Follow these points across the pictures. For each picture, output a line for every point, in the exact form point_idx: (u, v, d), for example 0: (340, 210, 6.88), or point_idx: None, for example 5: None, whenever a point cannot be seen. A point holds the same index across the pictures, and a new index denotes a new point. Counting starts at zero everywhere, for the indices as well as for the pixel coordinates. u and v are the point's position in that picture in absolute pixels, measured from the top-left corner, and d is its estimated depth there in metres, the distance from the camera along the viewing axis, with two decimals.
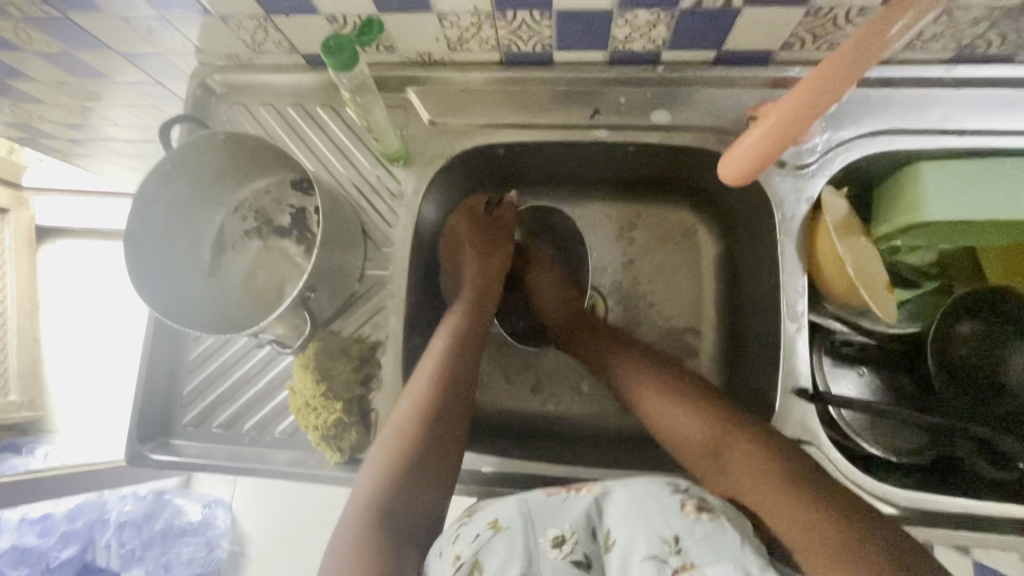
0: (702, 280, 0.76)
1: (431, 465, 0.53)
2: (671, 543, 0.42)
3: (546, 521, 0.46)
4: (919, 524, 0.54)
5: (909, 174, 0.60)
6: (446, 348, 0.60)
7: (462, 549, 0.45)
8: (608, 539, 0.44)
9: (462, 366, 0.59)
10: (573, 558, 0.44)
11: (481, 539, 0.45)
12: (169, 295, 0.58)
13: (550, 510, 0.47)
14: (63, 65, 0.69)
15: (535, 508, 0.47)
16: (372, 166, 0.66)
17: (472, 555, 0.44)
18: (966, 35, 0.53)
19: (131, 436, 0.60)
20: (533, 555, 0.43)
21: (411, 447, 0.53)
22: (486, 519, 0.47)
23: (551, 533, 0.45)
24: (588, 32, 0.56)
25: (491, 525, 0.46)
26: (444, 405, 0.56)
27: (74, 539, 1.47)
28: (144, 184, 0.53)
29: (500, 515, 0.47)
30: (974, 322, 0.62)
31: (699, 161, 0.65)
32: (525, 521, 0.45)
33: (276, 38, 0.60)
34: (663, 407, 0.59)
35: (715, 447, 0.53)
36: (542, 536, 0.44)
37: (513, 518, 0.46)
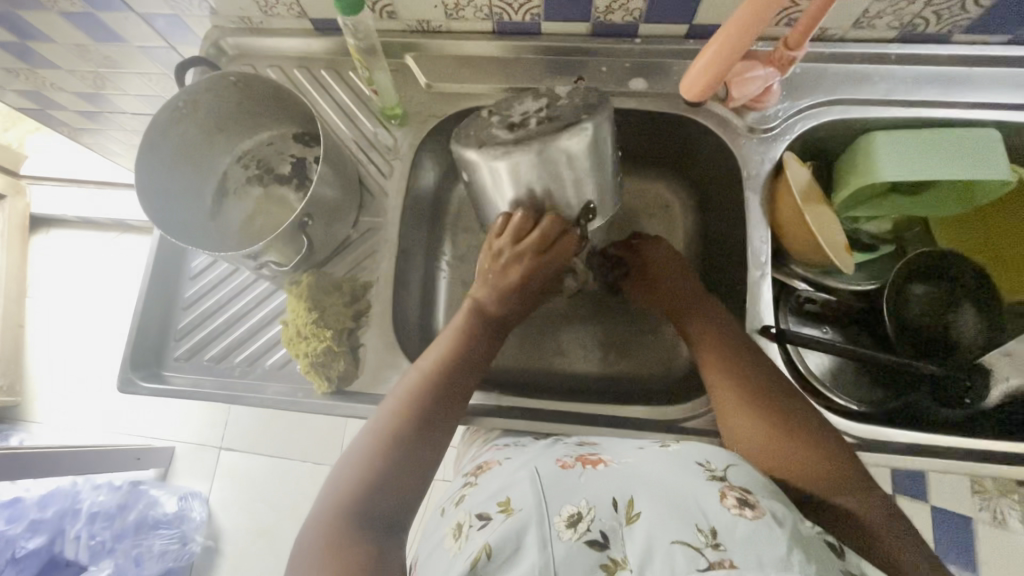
0: (680, 248, 0.79)
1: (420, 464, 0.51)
2: (707, 534, 0.41)
3: (562, 499, 0.45)
4: (877, 455, 0.57)
5: (863, 142, 0.66)
6: (447, 354, 0.59)
7: (469, 530, 0.45)
8: (632, 511, 0.44)
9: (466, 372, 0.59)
10: (589, 537, 0.42)
11: (492, 526, 0.43)
12: (170, 228, 0.62)
13: (564, 487, 0.46)
14: (84, 26, 0.74)
15: (550, 489, 0.46)
16: (371, 124, 0.70)
17: (481, 541, 0.42)
18: (905, 13, 0.60)
19: (125, 364, 0.62)
20: (548, 538, 0.42)
21: (403, 445, 0.51)
22: (498, 499, 0.46)
23: (564, 512, 0.44)
24: (572, 2, 0.62)
25: (503, 508, 0.45)
26: (450, 390, 0.57)
27: (43, 529, 1.42)
28: (156, 117, 0.57)
29: (512, 496, 0.46)
30: (927, 285, 0.68)
31: (674, 130, 0.71)
32: (539, 503, 0.44)
33: (288, 1, 0.66)
34: (724, 375, 0.56)
35: (757, 423, 0.52)
36: (556, 515, 0.43)
37: (526, 499, 0.45)
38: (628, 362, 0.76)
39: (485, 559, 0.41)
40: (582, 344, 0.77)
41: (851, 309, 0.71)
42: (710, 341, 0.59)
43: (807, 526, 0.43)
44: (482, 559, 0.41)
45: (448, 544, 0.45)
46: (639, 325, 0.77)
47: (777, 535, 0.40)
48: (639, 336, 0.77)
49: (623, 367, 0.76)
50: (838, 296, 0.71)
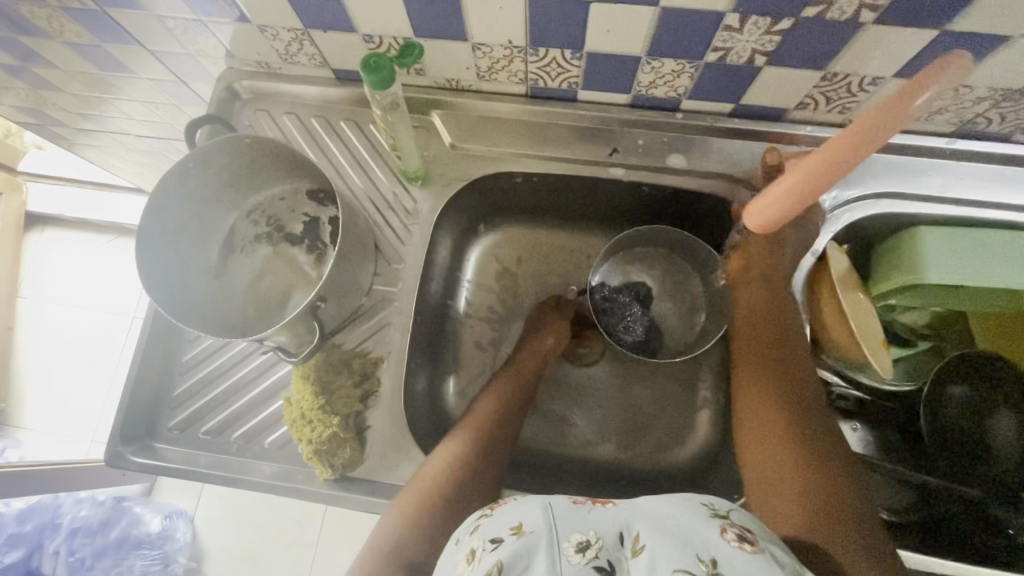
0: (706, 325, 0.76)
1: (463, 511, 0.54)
2: (708, 563, 0.37)
3: (572, 526, 0.40)
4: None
5: (909, 235, 0.62)
6: (488, 415, 0.62)
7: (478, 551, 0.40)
8: (638, 544, 0.39)
9: (511, 427, 0.63)
10: (598, 564, 0.37)
11: (504, 544, 0.39)
12: (170, 294, 0.58)
13: (573, 516, 0.41)
14: (89, 56, 0.70)
15: (562, 512, 0.41)
16: (390, 183, 0.67)
17: (492, 556, 0.38)
18: (968, 112, 0.56)
19: (115, 435, 0.58)
20: (556, 562, 0.37)
21: (447, 496, 0.54)
22: (509, 522, 0.41)
23: (573, 537, 0.39)
24: (614, 74, 0.58)
25: (513, 530, 0.40)
26: (502, 430, 0.61)
27: (21, 543, 1.38)
28: (162, 179, 0.53)
29: (523, 519, 0.41)
30: (966, 386, 0.65)
31: (709, 208, 0.68)
32: (548, 525, 0.40)
33: (310, 51, 0.62)
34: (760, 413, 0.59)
35: (780, 455, 0.55)
36: (564, 540, 0.39)
37: (538, 522, 0.40)
38: (645, 444, 0.72)
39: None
40: (596, 422, 0.73)
41: (884, 407, 0.69)
42: (757, 376, 0.61)
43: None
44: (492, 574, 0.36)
45: (461, 568, 0.40)
46: (656, 404, 0.74)
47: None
48: (656, 416, 0.73)
49: (638, 450, 0.72)
50: (872, 392, 0.69)
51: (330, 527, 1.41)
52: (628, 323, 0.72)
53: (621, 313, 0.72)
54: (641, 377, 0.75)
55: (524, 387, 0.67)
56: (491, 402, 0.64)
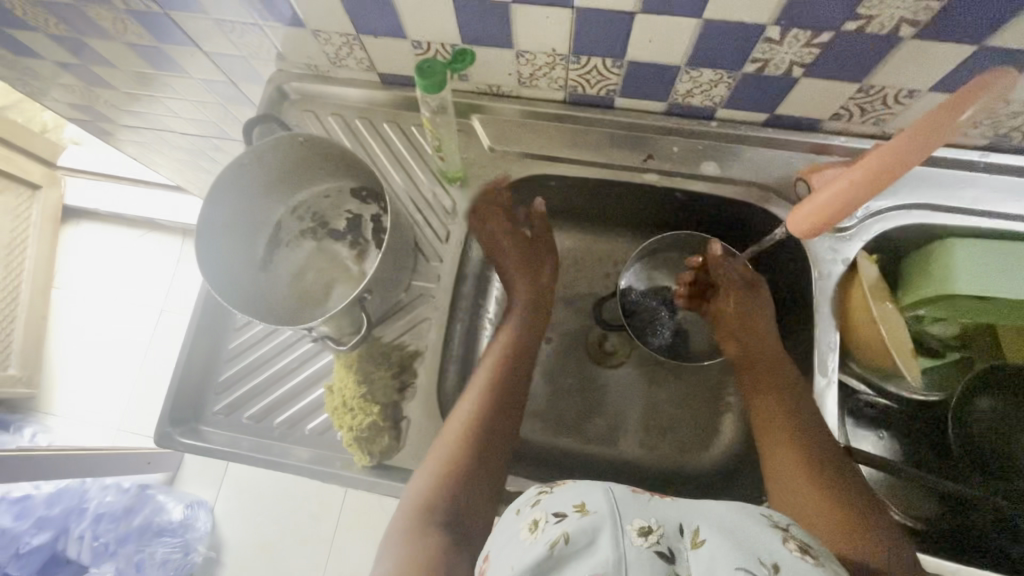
0: None
1: (481, 471, 0.54)
2: (768, 566, 0.37)
3: (634, 510, 0.41)
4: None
5: (941, 246, 0.63)
6: (497, 371, 0.61)
7: (544, 523, 0.41)
8: (697, 538, 0.40)
9: (520, 380, 0.62)
10: (659, 550, 0.38)
11: (569, 519, 0.40)
12: (222, 284, 0.60)
13: (637, 502, 0.42)
14: (147, 57, 0.73)
15: (626, 497, 0.42)
16: (430, 183, 0.69)
17: (558, 526, 0.40)
18: (1003, 126, 0.57)
19: (164, 417, 0.60)
20: (620, 540, 0.38)
21: (465, 455, 0.54)
22: (572, 500, 0.43)
23: (637, 521, 0.40)
24: (653, 83, 0.60)
25: (577, 507, 0.42)
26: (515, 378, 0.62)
27: (48, 526, 1.41)
28: (221, 175, 0.56)
29: (586, 499, 0.42)
30: (994, 398, 0.65)
31: (739, 216, 0.69)
32: (612, 505, 0.41)
33: (359, 56, 0.64)
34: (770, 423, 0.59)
35: (789, 465, 0.55)
36: (627, 522, 0.40)
37: (602, 503, 0.42)
38: (671, 445, 0.73)
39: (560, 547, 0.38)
40: (620, 422, 0.75)
41: (912, 416, 0.70)
42: (767, 387, 0.62)
43: None
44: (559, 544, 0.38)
45: (524, 536, 0.42)
46: (682, 406, 0.75)
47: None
48: (681, 418, 0.74)
49: (663, 451, 0.73)
50: (900, 402, 0.69)
51: (346, 521, 1.44)
52: (656, 327, 0.74)
53: (649, 316, 0.74)
54: (667, 380, 0.76)
55: (532, 339, 0.66)
56: (496, 358, 0.62)
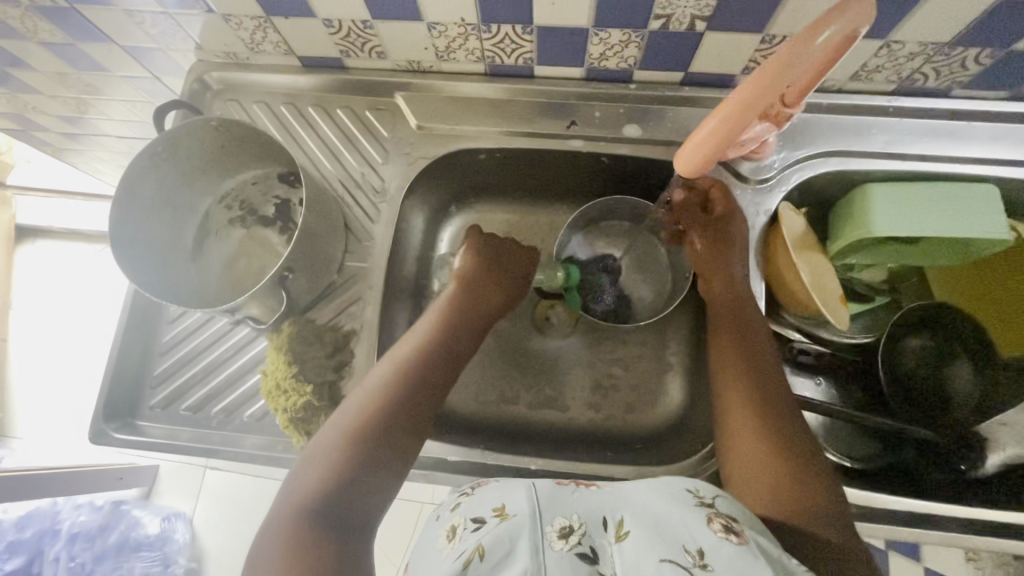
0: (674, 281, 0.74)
1: (392, 432, 0.51)
2: (694, 554, 0.40)
3: (556, 511, 0.43)
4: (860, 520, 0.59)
5: (859, 193, 0.64)
6: (416, 352, 0.56)
7: (462, 535, 0.42)
8: (621, 530, 0.42)
9: (456, 344, 0.59)
10: (580, 551, 0.40)
11: (487, 527, 0.41)
12: (148, 275, 0.60)
13: (555, 501, 0.44)
14: (65, 56, 0.72)
15: (545, 496, 0.44)
16: (359, 164, 0.69)
17: (475, 540, 0.40)
18: (904, 68, 0.59)
19: (97, 414, 0.60)
20: (540, 546, 0.40)
21: (380, 416, 0.51)
22: (493, 505, 0.44)
23: (557, 523, 0.42)
24: (566, 48, 0.61)
25: (497, 513, 0.43)
26: (441, 365, 0.57)
27: (21, 551, 1.40)
28: (134, 164, 0.56)
29: (507, 502, 0.44)
30: (923, 338, 0.68)
31: (667, 177, 0.70)
32: (532, 508, 0.43)
33: (274, 39, 0.64)
34: (735, 422, 0.56)
35: (746, 423, 0.55)
36: (548, 525, 0.42)
37: (522, 506, 0.43)
38: (618, 408, 0.75)
39: (478, 562, 0.39)
40: (571, 388, 0.76)
41: (844, 359, 0.71)
42: (738, 367, 0.59)
43: (795, 565, 0.41)
44: (474, 560, 0.39)
45: (440, 545, 0.43)
46: (627, 369, 0.76)
47: (762, 565, 0.39)
48: (629, 381, 0.76)
49: (611, 414, 0.75)
50: (833, 347, 0.70)
51: None
52: (598, 293, 0.75)
53: (590, 282, 0.75)
54: (610, 345, 0.77)
55: (466, 321, 0.61)
56: (432, 318, 0.61)
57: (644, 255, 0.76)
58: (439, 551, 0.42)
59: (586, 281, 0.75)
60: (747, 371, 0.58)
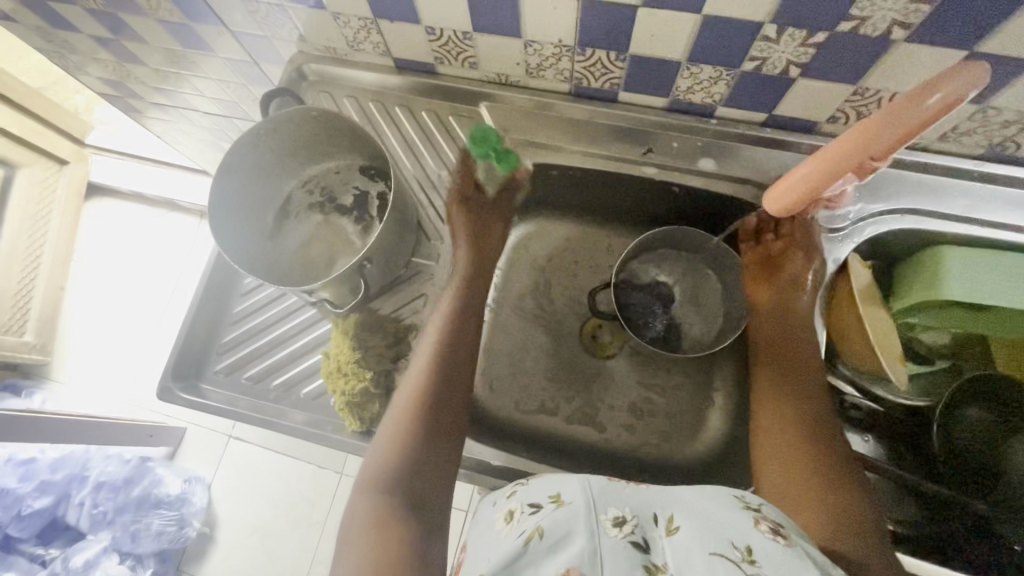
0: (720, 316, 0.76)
1: (434, 428, 0.54)
2: (742, 551, 0.39)
3: (609, 501, 0.44)
4: None
5: (933, 254, 0.63)
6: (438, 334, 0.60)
7: (519, 515, 0.44)
8: (672, 525, 0.42)
9: (468, 331, 0.62)
10: (633, 539, 0.41)
11: (544, 512, 0.43)
12: (233, 248, 0.63)
13: (611, 492, 0.45)
14: (178, 34, 0.77)
15: (599, 489, 0.45)
16: (436, 166, 0.73)
17: (533, 521, 0.42)
18: (997, 135, 0.58)
19: (166, 371, 0.63)
20: (595, 531, 0.41)
21: (417, 419, 0.54)
22: (548, 492, 0.45)
23: (611, 513, 0.42)
24: (654, 78, 0.62)
25: (553, 499, 0.44)
26: (460, 339, 0.61)
27: (50, 490, 1.42)
28: (239, 141, 0.59)
29: (563, 490, 0.45)
30: (981, 409, 0.65)
31: (735, 214, 0.71)
32: (586, 498, 0.43)
33: (375, 40, 0.67)
34: (781, 465, 0.57)
35: (799, 473, 0.55)
36: (602, 513, 0.42)
37: (576, 494, 0.44)
38: (655, 435, 0.75)
39: (538, 540, 0.41)
40: (611, 409, 0.76)
41: (896, 418, 0.70)
42: (787, 415, 0.60)
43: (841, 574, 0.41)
44: (534, 538, 0.41)
45: (499, 527, 0.44)
46: (669, 399, 0.76)
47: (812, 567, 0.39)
48: (669, 411, 0.76)
49: (647, 441, 0.75)
50: (886, 406, 0.69)
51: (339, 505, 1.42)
52: (648, 319, 0.75)
53: (641, 308, 0.75)
54: (655, 372, 0.77)
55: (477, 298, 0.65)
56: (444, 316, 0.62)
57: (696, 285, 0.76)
58: (497, 530, 0.44)
59: (640, 305, 0.75)
60: (793, 413, 0.60)
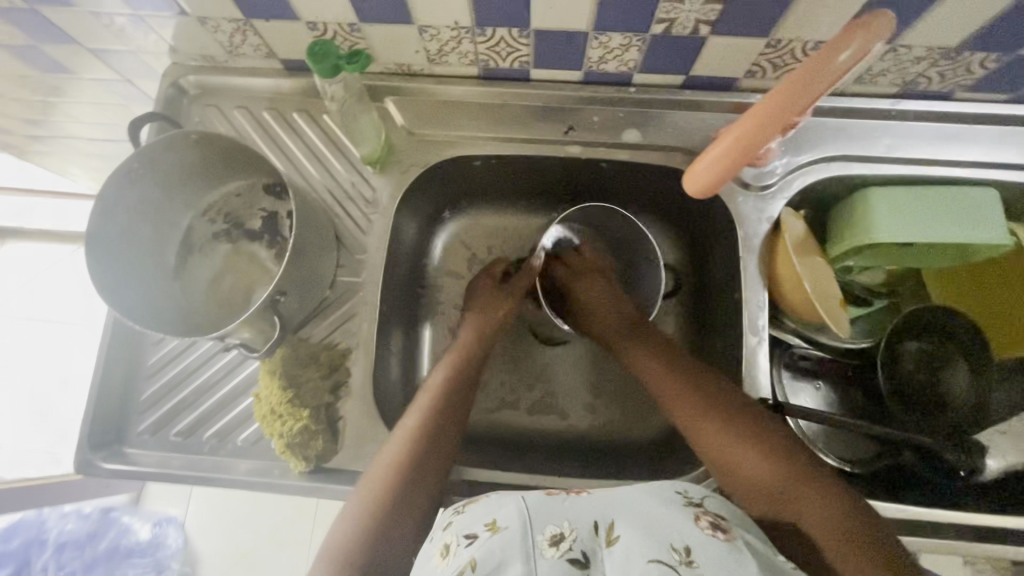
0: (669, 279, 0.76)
1: (410, 499, 0.51)
2: (681, 552, 0.39)
3: (546, 519, 0.42)
4: None
5: (860, 198, 0.63)
6: (434, 395, 0.58)
7: (455, 545, 0.42)
8: (612, 534, 0.41)
9: (459, 403, 0.59)
10: (571, 556, 0.39)
11: (479, 540, 0.41)
12: (129, 298, 0.57)
13: (550, 508, 0.43)
14: (28, 58, 0.67)
15: (535, 507, 0.43)
16: (348, 172, 0.66)
17: (468, 552, 0.40)
18: (909, 72, 0.58)
19: (81, 443, 0.57)
20: (531, 555, 0.39)
21: (394, 495, 0.50)
22: (484, 519, 0.43)
23: (547, 531, 0.41)
24: (564, 52, 0.58)
25: (489, 525, 0.42)
26: (458, 400, 0.59)
27: (9, 560, 1.34)
28: (110, 179, 0.53)
29: (498, 515, 0.42)
30: (920, 340, 0.67)
31: (667, 183, 0.69)
32: (523, 519, 0.42)
33: (255, 42, 0.61)
34: (708, 445, 0.54)
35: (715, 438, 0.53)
36: (540, 534, 0.41)
37: (512, 517, 0.42)
38: (615, 412, 0.74)
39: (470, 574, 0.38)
40: (572, 398, 0.75)
41: (845, 363, 0.71)
42: (677, 387, 0.59)
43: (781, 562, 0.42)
44: (467, 571, 0.38)
45: (435, 563, 0.42)
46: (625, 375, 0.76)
47: (748, 560, 0.40)
48: (628, 387, 0.75)
49: (610, 418, 0.74)
50: (832, 352, 0.70)
51: (324, 521, 1.36)
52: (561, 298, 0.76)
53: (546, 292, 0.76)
54: (609, 350, 0.77)
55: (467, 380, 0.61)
56: (426, 401, 0.58)
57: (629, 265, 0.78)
58: (432, 567, 0.42)
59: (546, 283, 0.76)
60: (735, 436, 0.52)
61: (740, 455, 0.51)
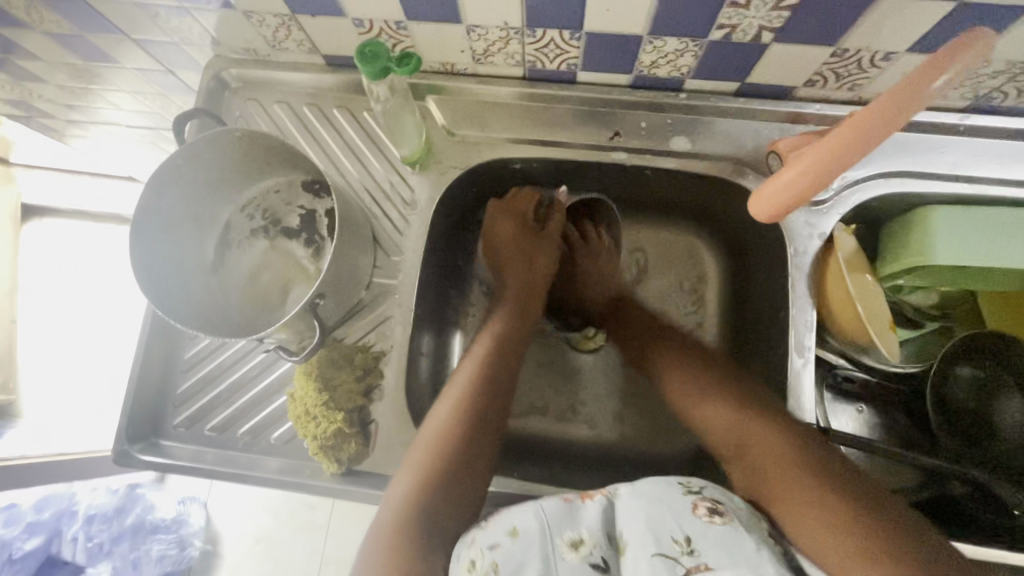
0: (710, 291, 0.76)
1: (460, 475, 0.49)
2: (682, 542, 0.40)
3: (564, 527, 0.43)
4: None
5: (919, 216, 0.60)
6: (474, 369, 0.57)
7: (479, 556, 0.42)
8: (623, 541, 0.42)
9: (499, 375, 0.58)
10: (590, 562, 0.42)
11: (503, 548, 0.41)
12: (169, 293, 0.57)
13: (563, 514, 0.44)
14: (73, 46, 0.67)
15: (554, 514, 0.44)
16: (386, 171, 0.65)
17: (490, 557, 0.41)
18: (983, 86, 0.55)
19: (119, 433, 0.58)
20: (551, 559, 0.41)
21: (444, 466, 0.49)
22: (506, 527, 0.44)
23: (567, 536, 0.43)
24: (615, 55, 0.56)
25: (510, 533, 0.43)
26: (499, 371, 0.58)
27: (39, 530, 1.35)
28: (155, 174, 0.52)
29: (519, 523, 0.43)
30: (974, 366, 0.64)
31: (712, 193, 0.66)
32: (541, 525, 0.43)
33: (299, 37, 0.60)
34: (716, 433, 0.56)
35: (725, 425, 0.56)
36: (558, 536, 0.42)
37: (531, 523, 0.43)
38: (646, 424, 0.73)
39: None
40: (602, 406, 0.74)
41: (889, 387, 0.69)
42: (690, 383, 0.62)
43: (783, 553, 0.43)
44: None
45: None
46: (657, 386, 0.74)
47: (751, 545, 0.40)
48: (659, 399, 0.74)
49: (639, 430, 0.73)
50: (878, 374, 0.68)
51: (342, 508, 1.38)
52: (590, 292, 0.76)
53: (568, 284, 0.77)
54: None
55: (509, 353, 0.61)
56: (471, 369, 0.57)
57: (656, 261, 0.78)
58: None
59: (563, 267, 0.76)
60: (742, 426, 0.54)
61: (751, 437, 0.53)
